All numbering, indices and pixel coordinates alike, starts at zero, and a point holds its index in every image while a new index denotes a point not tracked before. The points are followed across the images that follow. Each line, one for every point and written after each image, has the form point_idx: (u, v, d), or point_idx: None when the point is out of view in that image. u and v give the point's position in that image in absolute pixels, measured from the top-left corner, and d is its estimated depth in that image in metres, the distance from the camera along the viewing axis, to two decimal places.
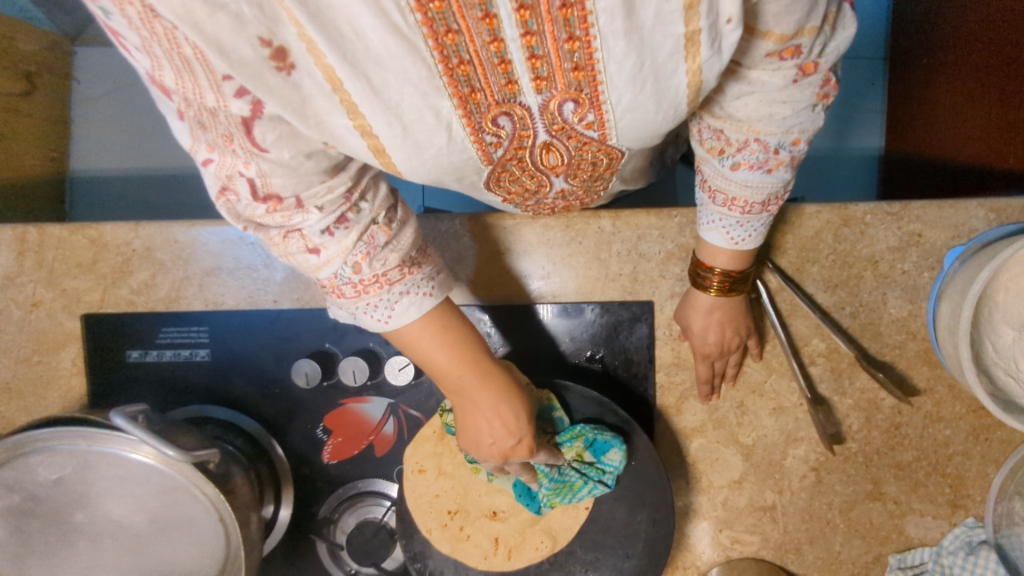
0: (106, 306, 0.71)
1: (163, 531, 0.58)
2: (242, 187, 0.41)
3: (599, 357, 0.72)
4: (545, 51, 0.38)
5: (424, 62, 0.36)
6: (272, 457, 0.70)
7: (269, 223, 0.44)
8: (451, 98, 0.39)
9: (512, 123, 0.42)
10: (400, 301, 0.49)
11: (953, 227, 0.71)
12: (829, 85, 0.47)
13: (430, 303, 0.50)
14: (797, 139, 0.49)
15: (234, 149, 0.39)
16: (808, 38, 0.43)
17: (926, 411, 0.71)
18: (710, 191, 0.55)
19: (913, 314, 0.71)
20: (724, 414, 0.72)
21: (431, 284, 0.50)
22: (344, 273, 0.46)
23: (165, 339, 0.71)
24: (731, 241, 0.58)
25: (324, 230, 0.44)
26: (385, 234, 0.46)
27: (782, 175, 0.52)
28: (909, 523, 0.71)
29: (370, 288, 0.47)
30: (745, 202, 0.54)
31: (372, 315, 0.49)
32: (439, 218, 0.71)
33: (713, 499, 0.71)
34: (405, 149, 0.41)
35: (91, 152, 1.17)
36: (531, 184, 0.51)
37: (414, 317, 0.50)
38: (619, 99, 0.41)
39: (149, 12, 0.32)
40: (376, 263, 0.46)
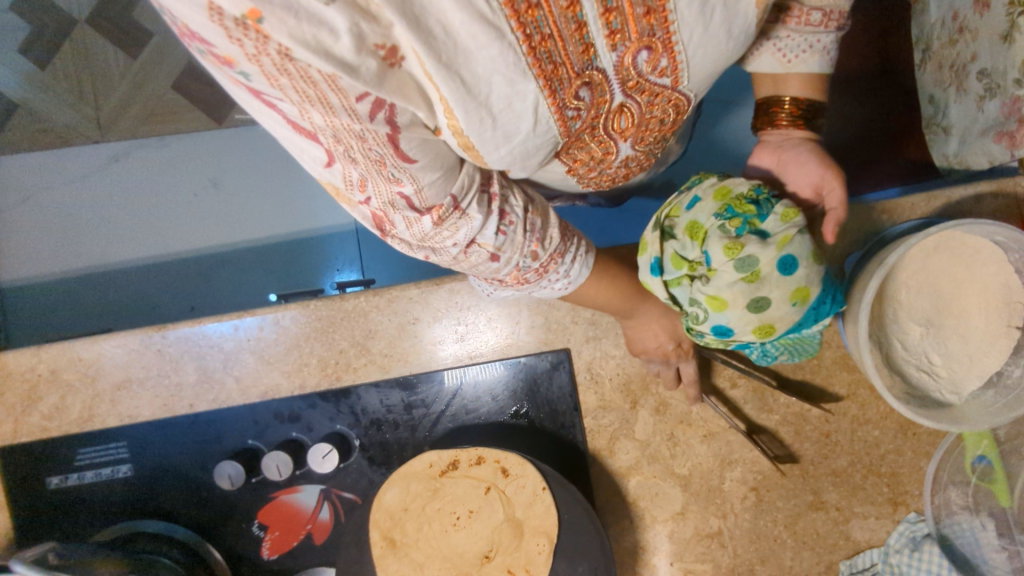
0: (18, 436, 0.69)
1: None
2: (402, 210, 0.44)
3: (524, 412, 0.71)
4: (618, 0, 0.39)
5: (510, 45, 0.37)
6: (210, 562, 0.69)
7: (448, 245, 0.48)
8: (536, 80, 0.39)
9: (591, 92, 0.43)
10: (566, 269, 0.55)
11: (848, 234, 0.72)
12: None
13: (591, 258, 0.58)
14: None
15: (385, 171, 0.40)
16: None
17: (853, 415, 0.72)
18: (810, 20, 0.55)
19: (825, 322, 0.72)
20: (657, 448, 0.72)
21: (584, 246, 0.56)
22: (525, 264, 0.53)
23: (83, 462, 0.70)
24: (830, 52, 0.59)
25: (496, 233, 0.48)
26: (539, 216, 0.51)
27: None
28: (854, 528, 0.72)
29: (549, 268, 0.54)
30: (839, 10, 0.55)
31: (555, 287, 0.57)
32: (342, 298, 0.71)
33: (660, 534, 0.71)
34: (493, 144, 0.42)
35: (16, 262, 1.15)
36: (599, 151, 0.53)
37: (586, 274, 0.58)
38: (690, 36, 0.43)
39: (283, 56, 0.31)
40: (547, 244, 0.52)
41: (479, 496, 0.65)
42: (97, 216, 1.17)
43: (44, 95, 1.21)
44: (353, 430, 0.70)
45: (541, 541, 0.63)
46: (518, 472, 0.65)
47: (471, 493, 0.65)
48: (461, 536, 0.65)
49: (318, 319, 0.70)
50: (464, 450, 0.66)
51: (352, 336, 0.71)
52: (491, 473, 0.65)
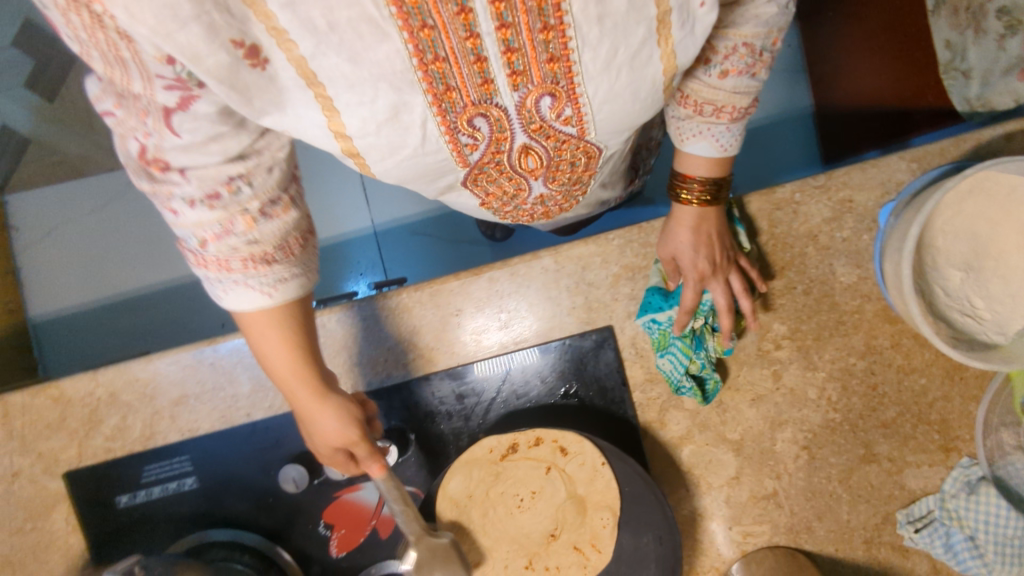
0: (84, 459, 0.71)
1: None
2: (132, 147, 0.43)
3: (574, 392, 0.72)
4: (520, 44, 0.43)
5: (400, 54, 0.42)
6: (281, 565, 0.70)
7: (139, 173, 0.44)
8: (426, 94, 0.45)
9: (488, 123, 0.49)
10: (233, 288, 0.49)
11: (880, 186, 0.73)
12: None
13: (265, 302, 0.50)
14: (775, 38, 0.54)
15: (144, 120, 0.41)
16: None
17: (898, 365, 0.73)
18: (696, 106, 0.58)
19: (863, 277, 0.72)
20: (706, 416, 0.73)
21: (275, 285, 0.49)
22: (192, 240, 0.47)
23: (150, 478, 0.72)
24: (719, 148, 0.61)
25: (189, 200, 0.44)
26: (245, 224, 0.46)
27: (760, 77, 0.56)
28: (908, 477, 0.73)
29: (207, 263, 0.48)
30: (733, 107, 0.57)
31: (209, 287, 0.49)
32: (385, 296, 0.72)
33: (716, 500, 0.73)
34: (380, 154, 0.50)
35: (46, 295, 1.19)
36: (512, 188, 0.60)
37: (248, 308, 0.50)
38: (596, 90, 0.49)
39: (98, 22, 0.36)
40: (221, 246, 0.46)
41: (540, 476, 0.67)
42: (118, 241, 1.20)
43: (55, 128, 1.21)
44: (408, 423, 0.71)
45: (605, 514, 0.65)
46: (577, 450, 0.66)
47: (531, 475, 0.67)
48: (527, 517, 0.67)
49: (363, 319, 0.72)
50: (522, 432, 0.67)
51: (397, 333, 0.72)
52: (550, 453, 0.66)
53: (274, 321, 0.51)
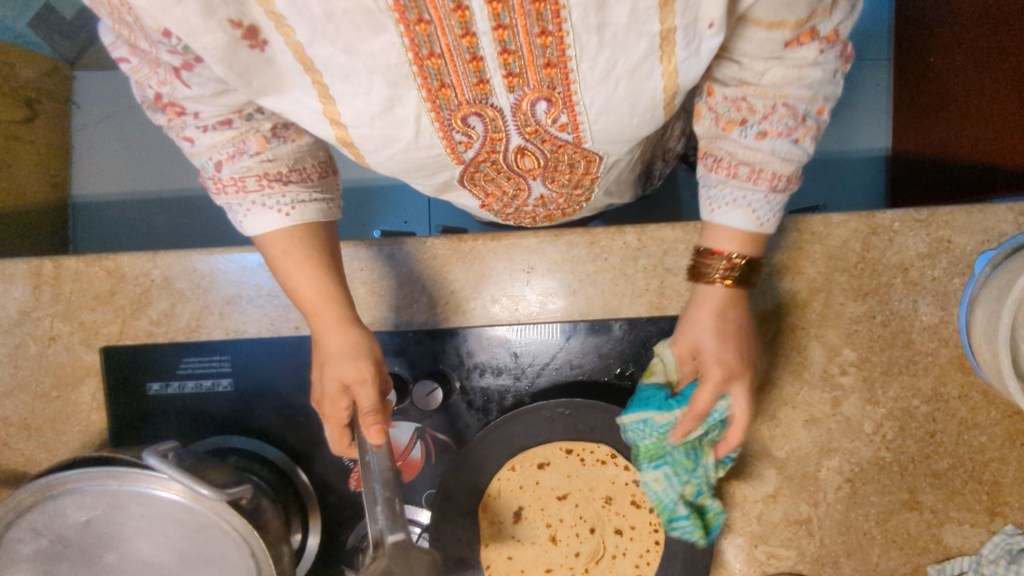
0: (124, 338, 0.70)
1: (193, 568, 0.58)
2: (148, 91, 0.44)
3: (629, 374, 0.71)
4: (517, 46, 0.40)
5: (395, 46, 0.39)
6: (297, 485, 0.69)
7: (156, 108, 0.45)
8: (420, 90, 0.42)
9: (484, 123, 0.46)
10: (252, 211, 0.49)
11: (982, 232, 0.69)
12: (845, 48, 0.45)
13: (284, 223, 0.49)
14: (823, 106, 0.46)
15: (156, 70, 0.42)
16: (823, 19, 0.42)
17: (961, 418, 0.70)
18: (730, 168, 0.49)
19: (945, 320, 0.70)
20: (757, 427, 0.71)
21: (292, 206, 0.49)
22: (209, 167, 0.47)
23: (186, 371, 0.71)
24: (758, 222, 0.50)
25: (202, 126, 0.45)
26: (258, 143, 0.46)
27: (806, 147, 0.47)
28: (947, 533, 0.70)
29: (225, 187, 0.48)
30: (773, 172, 0.47)
31: (229, 211, 0.49)
32: (459, 239, 0.69)
33: (747, 514, 0.71)
34: (373, 139, 0.47)
35: (92, 178, 1.15)
36: (511, 186, 0.57)
37: (266, 230, 0.50)
38: (592, 99, 0.44)
39: None
40: (237, 168, 0.47)
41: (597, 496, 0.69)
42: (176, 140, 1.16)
43: None
44: (454, 371, 0.70)
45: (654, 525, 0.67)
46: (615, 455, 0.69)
47: (593, 477, 0.69)
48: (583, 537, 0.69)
49: (432, 258, 0.70)
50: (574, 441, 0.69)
51: (464, 278, 0.70)
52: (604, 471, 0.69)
53: (295, 241, 0.51)
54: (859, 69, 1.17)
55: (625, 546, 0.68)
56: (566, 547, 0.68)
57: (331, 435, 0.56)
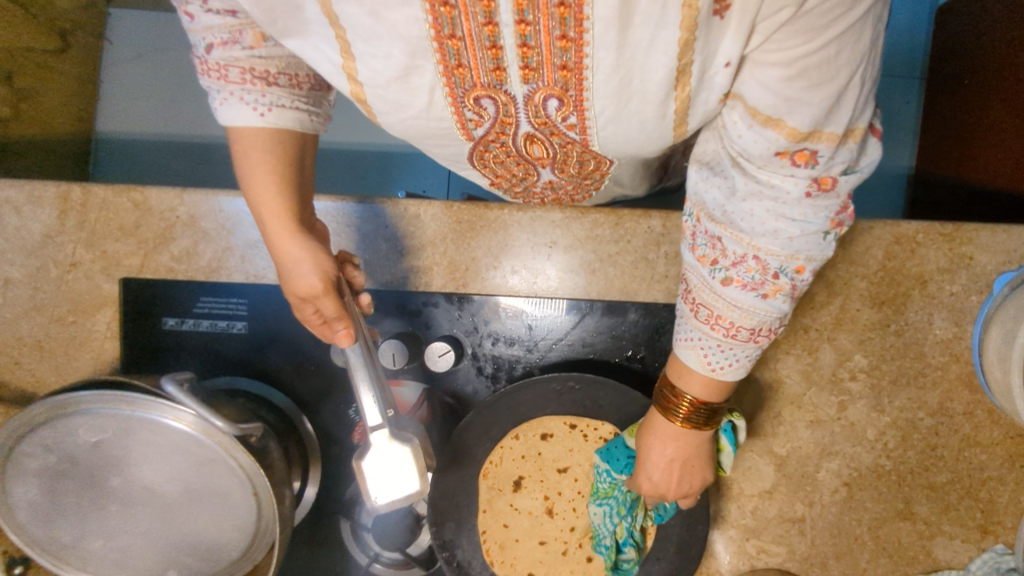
0: (145, 271, 0.70)
1: (196, 500, 0.59)
2: None
3: (639, 357, 0.71)
4: (537, 43, 0.39)
5: (420, 22, 0.39)
6: (301, 434, 0.70)
7: None
8: (438, 65, 0.42)
9: (496, 106, 0.45)
10: (228, 101, 0.47)
11: (1004, 252, 0.69)
12: (843, 213, 0.42)
13: (256, 123, 0.48)
14: (802, 267, 0.43)
15: None
16: (825, 145, 0.39)
17: (963, 434, 0.70)
18: (692, 304, 0.47)
19: (958, 336, 0.70)
20: (760, 423, 0.72)
21: (269, 108, 0.48)
22: (201, 47, 0.46)
23: (203, 310, 0.71)
24: (708, 367, 0.48)
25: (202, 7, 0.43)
26: (253, 39, 0.45)
27: (778, 305, 0.44)
28: (938, 546, 0.70)
29: (211, 72, 0.47)
30: (731, 324, 0.46)
31: (207, 90, 0.48)
32: (486, 207, 0.69)
33: (742, 508, 0.72)
34: (385, 104, 0.46)
35: (117, 115, 1.14)
36: (520, 170, 0.58)
37: (237, 125, 0.48)
38: (602, 108, 0.43)
39: None
40: (227, 56, 0.45)
41: None
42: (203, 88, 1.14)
43: None
44: (468, 337, 0.71)
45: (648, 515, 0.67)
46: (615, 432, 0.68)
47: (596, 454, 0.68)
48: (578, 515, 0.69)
49: (456, 223, 0.70)
50: (580, 419, 0.69)
51: (488, 246, 0.70)
52: None
53: (262, 144, 0.49)
54: (890, 85, 1.16)
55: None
56: (562, 521, 0.69)
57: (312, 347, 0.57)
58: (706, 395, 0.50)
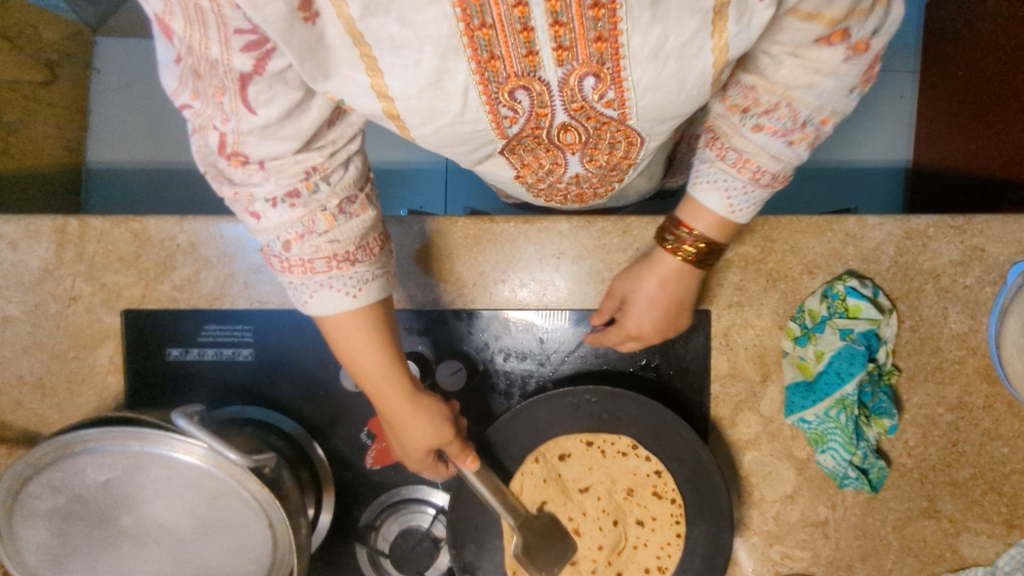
0: (147, 302, 0.69)
1: (209, 535, 0.57)
2: (211, 140, 0.39)
3: (653, 366, 0.70)
4: (569, 18, 0.36)
5: (446, 18, 0.35)
6: (312, 460, 0.68)
7: (223, 179, 0.41)
8: (469, 63, 0.38)
9: (530, 97, 0.42)
10: (319, 293, 0.44)
11: (1017, 243, 0.68)
12: (872, 71, 0.42)
13: (350, 305, 0.45)
14: (827, 119, 0.44)
15: (221, 101, 0.37)
16: (857, 21, 0.40)
17: (984, 429, 0.69)
18: (721, 148, 0.47)
19: (974, 329, 0.68)
20: (779, 427, 0.69)
21: (361, 286, 0.44)
22: (275, 246, 0.42)
23: (207, 338, 0.69)
24: (729, 209, 0.48)
25: (270, 200, 0.40)
26: (328, 222, 0.41)
27: (801, 154, 0.45)
28: (964, 543, 0.69)
29: (291, 267, 0.43)
30: (759, 168, 0.45)
31: (291, 295, 0.44)
32: (491, 220, 0.68)
33: (764, 513, 0.70)
34: (418, 116, 0.41)
35: (107, 143, 1.13)
36: (548, 160, 0.52)
37: (332, 314, 0.45)
38: (641, 76, 0.40)
39: None
40: (306, 248, 0.42)
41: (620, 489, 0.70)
42: None
43: None
44: (479, 353, 0.70)
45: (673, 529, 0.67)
46: (636, 449, 0.68)
47: (616, 468, 0.69)
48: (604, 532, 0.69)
49: (462, 238, 0.69)
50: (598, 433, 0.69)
51: (494, 260, 0.69)
52: (629, 466, 0.69)
53: (360, 325, 0.46)
54: (883, 80, 1.15)
55: (647, 537, 0.69)
56: (589, 540, 0.69)
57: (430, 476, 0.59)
58: (713, 235, 0.50)
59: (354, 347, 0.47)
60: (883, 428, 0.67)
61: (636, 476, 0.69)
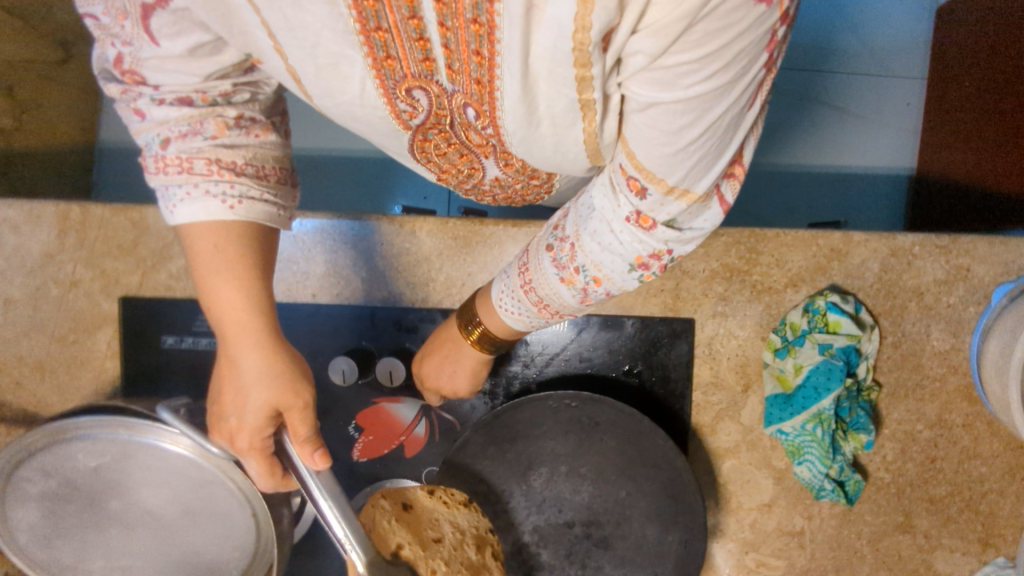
0: (144, 290, 0.71)
1: (194, 522, 0.59)
2: (112, 53, 0.42)
3: (636, 371, 0.71)
4: (457, 48, 0.36)
5: (341, 16, 0.36)
6: None
7: (113, 77, 0.43)
8: (366, 57, 0.39)
9: (428, 97, 0.42)
10: (191, 197, 0.44)
11: (1002, 264, 0.68)
12: (653, 259, 0.44)
13: (227, 216, 0.44)
14: (599, 280, 0.46)
15: (124, 25, 0.40)
16: (656, 189, 0.40)
17: (963, 447, 0.70)
18: (526, 250, 0.52)
19: (956, 348, 0.69)
20: (758, 436, 0.70)
21: (240, 199, 0.44)
22: (155, 146, 0.43)
23: (201, 327, 0.71)
24: (499, 301, 0.55)
25: (155, 100, 0.42)
26: (215, 128, 0.43)
27: (567, 293, 0.49)
28: (937, 558, 0.70)
29: (167, 169, 0.43)
30: (530, 284, 0.51)
31: (165, 194, 0.45)
32: (480, 222, 0.70)
33: (741, 521, 0.71)
34: (319, 87, 0.42)
35: (120, 125, 1.15)
36: (464, 163, 0.54)
37: (204, 220, 0.44)
38: (513, 123, 0.41)
39: None
40: (185, 148, 0.43)
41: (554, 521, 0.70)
42: None
43: None
44: None
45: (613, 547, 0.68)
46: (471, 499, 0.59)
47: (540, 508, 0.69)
48: None
49: (452, 239, 0.70)
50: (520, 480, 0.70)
51: (483, 262, 0.70)
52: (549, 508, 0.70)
53: (224, 247, 0.45)
54: (889, 86, 1.13)
55: None
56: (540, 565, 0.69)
57: (253, 467, 0.50)
58: (494, 328, 0.58)
59: (213, 268, 0.46)
60: (860, 443, 0.68)
61: (477, 532, 0.56)
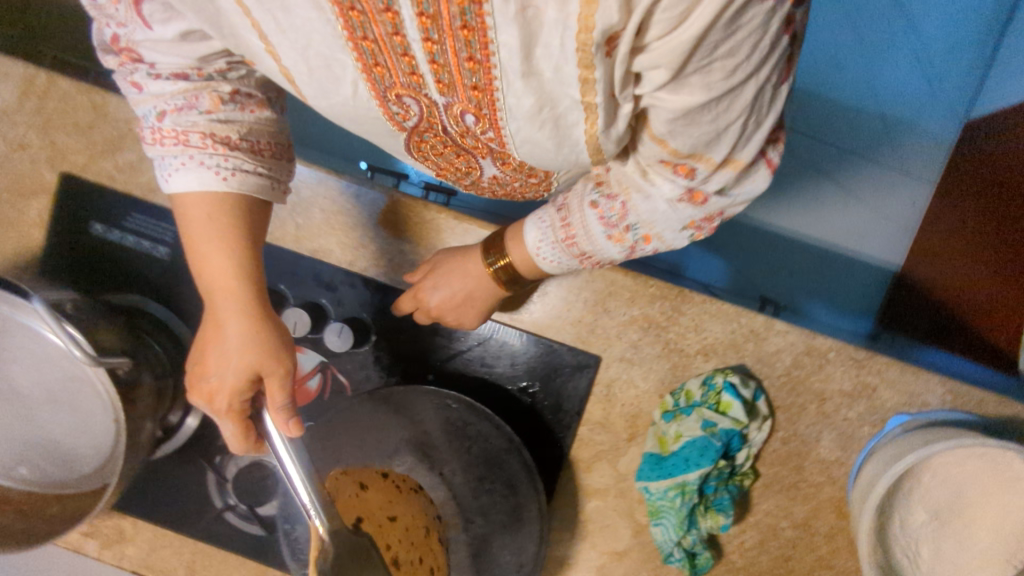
0: (87, 173, 0.71)
1: (56, 409, 0.60)
2: (110, 32, 0.44)
3: (532, 392, 0.72)
4: (445, 62, 0.38)
5: (329, 23, 0.37)
6: None
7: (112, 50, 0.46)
8: (356, 61, 0.40)
9: (419, 104, 0.44)
10: (185, 166, 0.47)
11: (909, 394, 0.69)
12: (704, 220, 0.47)
13: (219, 186, 0.48)
14: (650, 238, 0.50)
15: (119, 10, 0.42)
16: (706, 167, 0.42)
17: (820, 555, 0.70)
18: (563, 204, 0.54)
19: (841, 461, 0.69)
20: (629, 486, 0.71)
21: (231, 172, 0.48)
22: (151, 117, 0.46)
23: (131, 225, 0.72)
24: (536, 248, 0.57)
25: (150, 74, 0.45)
26: (209, 103, 0.45)
27: (617, 248, 0.52)
28: None
29: (162, 140, 0.47)
30: (573, 237, 0.53)
31: (159, 165, 0.48)
32: (425, 205, 0.70)
33: (590, 561, 0.71)
34: (312, 88, 0.43)
35: None
36: (461, 162, 0.56)
37: (195, 189, 0.48)
38: (516, 130, 0.42)
39: None
40: (180, 121, 0.46)
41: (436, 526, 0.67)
42: None
43: None
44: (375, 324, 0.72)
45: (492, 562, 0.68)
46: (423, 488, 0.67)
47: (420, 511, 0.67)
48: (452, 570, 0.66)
49: (393, 213, 0.71)
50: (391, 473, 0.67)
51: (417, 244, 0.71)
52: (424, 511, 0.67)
53: (212, 216, 0.49)
54: (898, 182, 1.09)
55: None
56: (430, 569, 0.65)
57: (229, 430, 0.55)
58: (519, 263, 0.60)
59: (207, 240, 0.50)
60: (717, 523, 0.69)
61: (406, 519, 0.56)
